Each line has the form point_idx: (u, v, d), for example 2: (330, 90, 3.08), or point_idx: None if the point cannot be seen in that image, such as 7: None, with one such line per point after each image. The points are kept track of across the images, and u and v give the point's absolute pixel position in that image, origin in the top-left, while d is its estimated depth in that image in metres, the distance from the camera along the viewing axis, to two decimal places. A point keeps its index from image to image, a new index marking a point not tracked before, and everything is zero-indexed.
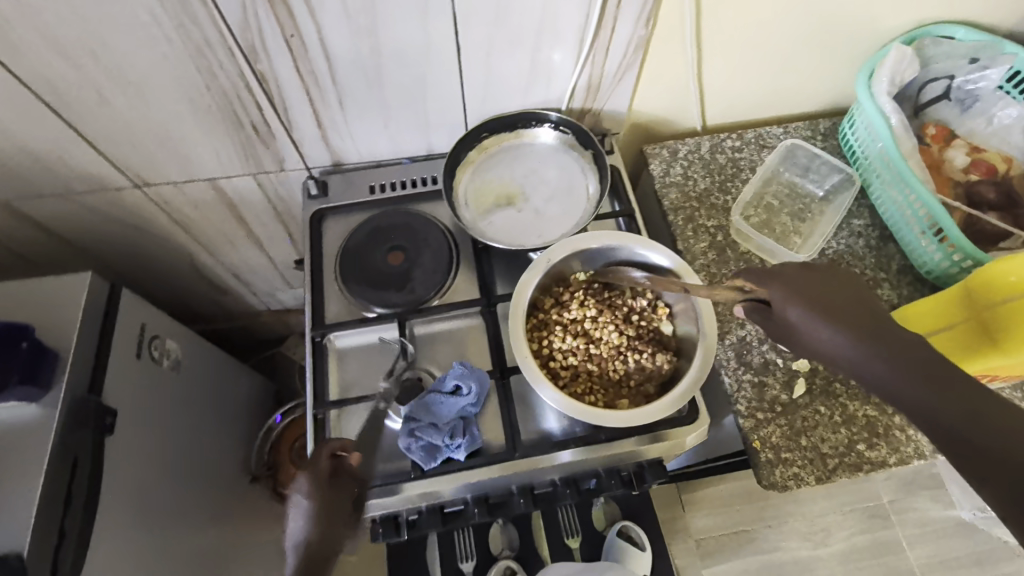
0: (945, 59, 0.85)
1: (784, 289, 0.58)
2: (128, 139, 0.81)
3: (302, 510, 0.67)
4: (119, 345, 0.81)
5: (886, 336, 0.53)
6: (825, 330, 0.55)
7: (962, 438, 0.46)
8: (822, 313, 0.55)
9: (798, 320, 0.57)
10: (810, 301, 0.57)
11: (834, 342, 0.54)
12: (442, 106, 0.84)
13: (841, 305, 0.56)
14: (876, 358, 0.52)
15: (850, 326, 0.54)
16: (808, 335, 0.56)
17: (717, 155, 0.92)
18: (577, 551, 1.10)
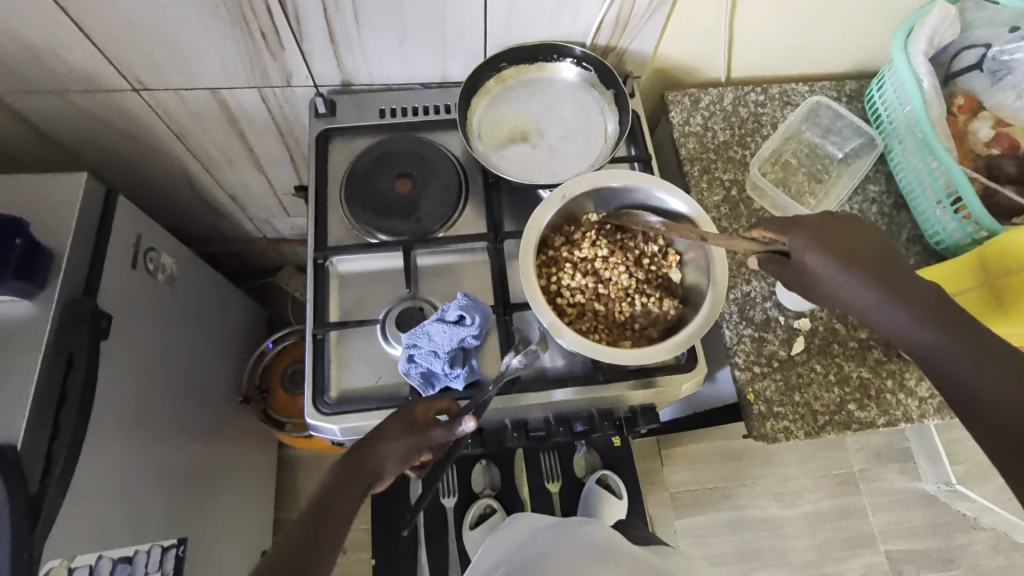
0: (985, 25, 0.84)
1: (806, 235, 0.58)
2: (128, 37, 0.76)
3: (389, 433, 0.63)
4: (115, 251, 0.80)
5: (906, 287, 0.54)
6: (847, 279, 0.55)
7: (975, 391, 0.48)
8: (845, 262, 0.56)
9: (818, 268, 0.57)
10: (834, 250, 0.56)
11: (855, 291, 0.55)
12: (462, 30, 0.80)
13: (863, 254, 0.56)
14: (897, 310, 0.53)
15: (872, 276, 0.55)
16: (827, 284, 0.57)
17: (739, 108, 0.90)
18: (556, 496, 1.13)
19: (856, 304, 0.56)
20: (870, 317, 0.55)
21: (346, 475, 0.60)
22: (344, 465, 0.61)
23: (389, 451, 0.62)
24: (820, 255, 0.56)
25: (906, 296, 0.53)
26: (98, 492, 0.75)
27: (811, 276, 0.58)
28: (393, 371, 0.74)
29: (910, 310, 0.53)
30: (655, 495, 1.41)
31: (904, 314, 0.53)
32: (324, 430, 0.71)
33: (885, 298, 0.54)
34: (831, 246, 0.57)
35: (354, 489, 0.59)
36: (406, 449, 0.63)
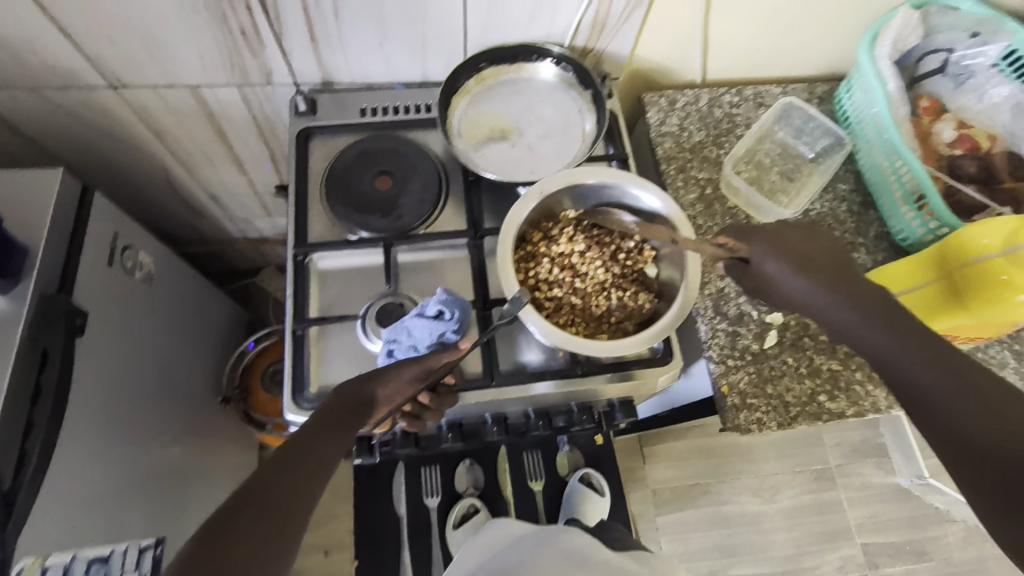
0: (948, 30, 0.86)
1: (765, 241, 0.61)
2: (105, 31, 0.76)
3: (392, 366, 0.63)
4: (91, 248, 0.80)
5: (856, 289, 0.56)
6: (799, 281, 0.58)
7: (921, 389, 0.48)
8: (797, 266, 0.58)
9: (774, 271, 0.59)
10: (788, 254, 0.59)
11: (808, 292, 0.57)
12: (442, 29, 0.81)
13: (817, 259, 0.58)
14: (846, 310, 0.55)
15: (825, 279, 0.57)
16: (784, 288, 0.59)
17: (715, 109, 0.92)
18: (539, 495, 1.13)
19: (809, 305, 0.57)
20: (823, 317, 0.56)
21: (346, 398, 0.58)
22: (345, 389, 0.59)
23: (390, 384, 0.61)
24: (774, 258, 0.59)
25: (854, 298, 0.55)
26: (76, 488, 0.74)
27: (770, 280, 0.60)
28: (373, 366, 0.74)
29: (859, 310, 0.54)
30: (636, 491, 1.43)
31: (854, 313, 0.54)
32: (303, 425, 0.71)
33: (834, 298, 0.56)
34: (786, 250, 0.60)
35: (353, 414, 0.57)
36: (405, 382, 0.63)
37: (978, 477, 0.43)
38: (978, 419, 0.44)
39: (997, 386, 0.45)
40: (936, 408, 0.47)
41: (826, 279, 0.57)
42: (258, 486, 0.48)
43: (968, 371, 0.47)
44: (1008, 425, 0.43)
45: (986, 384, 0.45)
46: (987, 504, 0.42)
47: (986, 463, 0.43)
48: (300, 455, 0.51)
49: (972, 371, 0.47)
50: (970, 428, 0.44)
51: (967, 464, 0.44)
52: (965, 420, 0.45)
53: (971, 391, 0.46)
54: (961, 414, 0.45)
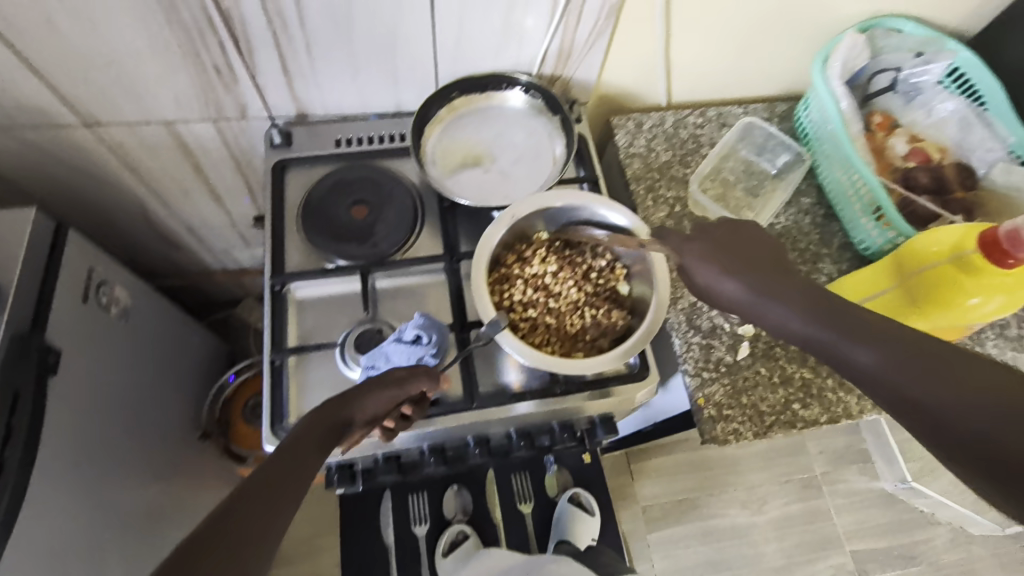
0: (894, 51, 0.91)
1: (698, 249, 0.61)
2: (78, 71, 0.77)
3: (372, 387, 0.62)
4: (65, 285, 0.79)
5: (787, 284, 0.56)
6: (732, 284, 0.58)
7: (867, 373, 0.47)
8: (727, 269, 0.59)
9: (710, 278, 0.60)
10: (718, 258, 0.60)
11: (744, 293, 0.57)
12: (412, 62, 0.83)
13: (746, 260, 0.59)
14: (782, 306, 0.54)
15: (756, 278, 0.57)
16: (721, 292, 0.59)
17: (680, 130, 0.96)
18: (529, 516, 1.12)
19: (748, 308, 0.57)
20: (765, 317, 0.56)
21: (323, 422, 0.58)
22: (324, 411, 0.58)
23: (369, 407, 0.61)
24: (707, 267, 0.60)
25: (785, 292, 0.55)
26: (51, 531, 0.72)
27: (711, 289, 0.60)
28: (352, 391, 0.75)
29: (795, 304, 0.54)
30: (626, 509, 1.43)
31: (789, 308, 0.54)
32: None
33: (768, 295, 0.56)
34: (715, 254, 0.60)
35: (329, 440, 0.57)
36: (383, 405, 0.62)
37: (960, 451, 0.41)
38: (937, 391, 0.43)
39: (942, 352, 0.44)
40: (894, 390, 0.45)
41: (759, 278, 0.57)
42: (227, 521, 0.47)
43: (910, 344, 0.46)
44: (965, 391, 0.42)
45: (932, 354, 0.45)
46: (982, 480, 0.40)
47: (960, 436, 0.41)
48: (273, 485, 0.51)
49: (916, 343, 0.46)
50: (934, 404, 0.43)
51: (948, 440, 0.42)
52: (925, 396, 0.43)
53: (922, 365, 0.44)
54: (920, 390, 0.44)
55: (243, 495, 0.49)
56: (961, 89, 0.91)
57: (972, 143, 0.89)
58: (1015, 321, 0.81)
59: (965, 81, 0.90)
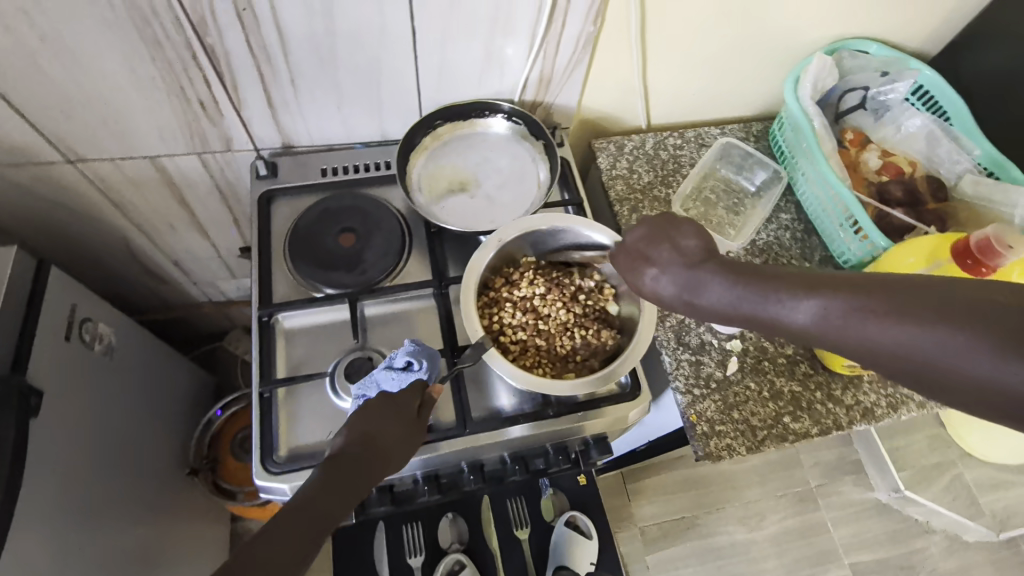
0: (861, 71, 0.95)
1: (627, 258, 0.61)
2: (62, 109, 0.77)
3: (391, 418, 0.62)
4: (46, 323, 0.78)
5: (721, 265, 0.55)
6: (667, 282, 0.57)
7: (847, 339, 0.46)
8: (659, 268, 0.58)
9: (649, 278, 0.59)
10: (643, 260, 0.60)
11: (680, 287, 0.56)
12: (396, 92, 0.85)
13: (673, 252, 0.58)
14: (717, 287, 0.54)
15: (690, 267, 0.56)
16: (659, 291, 0.58)
17: (660, 151, 0.98)
18: (526, 542, 1.09)
19: (690, 300, 0.56)
20: (711, 305, 0.55)
21: (347, 456, 0.58)
22: (348, 446, 0.59)
23: (390, 437, 0.61)
24: (640, 271, 0.60)
25: (721, 273, 0.54)
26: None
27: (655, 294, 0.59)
28: (342, 421, 0.74)
29: (738, 284, 0.52)
30: (624, 531, 1.41)
31: (729, 290, 0.53)
32: (274, 490, 0.70)
33: (702, 280, 0.55)
34: (638, 253, 0.60)
35: (356, 471, 0.57)
36: (403, 436, 0.62)
37: (939, 386, 0.42)
38: (905, 335, 0.42)
39: (893, 290, 0.44)
40: (862, 344, 0.45)
41: (691, 266, 0.56)
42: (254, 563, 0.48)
43: (856, 292, 0.46)
44: (924, 327, 0.42)
45: (885, 295, 0.44)
46: (970, 404, 0.41)
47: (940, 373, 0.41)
48: (299, 518, 0.52)
49: (864, 288, 0.45)
50: (904, 346, 0.43)
51: (924, 380, 0.43)
52: (891, 343, 0.43)
53: (877, 309, 0.44)
54: (884, 338, 0.43)
55: (270, 532, 0.50)
56: (925, 105, 0.95)
57: (941, 156, 0.92)
58: None
59: (928, 97, 0.95)
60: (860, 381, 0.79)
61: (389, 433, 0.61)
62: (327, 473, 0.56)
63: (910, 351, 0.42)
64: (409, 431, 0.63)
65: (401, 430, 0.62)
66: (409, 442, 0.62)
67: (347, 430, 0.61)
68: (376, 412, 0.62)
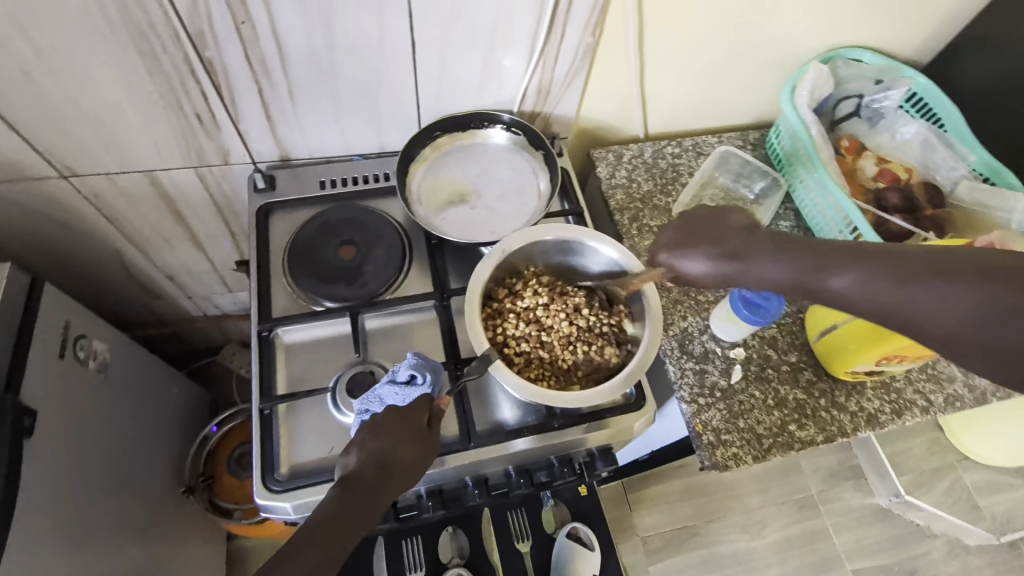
0: (856, 79, 0.96)
1: (671, 243, 0.65)
2: (56, 123, 0.76)
3: (403, 433, 0.61)
4: (39, 341, 0.77)
5: (765, 245, 0.59)
6: (711, 262, 0.61)
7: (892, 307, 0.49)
8: (704, 250, 0.62)
9: (692, 259, 0.63)
10: (688, 243, 0.64)
11: (727, 266, 0.60)
12: (395, 104, 0.84)
13: (721, 234, 0.62)
14: (767, 265, 0.58)
15: (738, 248, 0.60)
16: (707, 272, 0.62)
17: (659, 160, 0.98)
18: (527, 555, 1.07)
19: (735, 276, 0.61)
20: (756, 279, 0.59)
21: (362, 474, 0.57)
22: (362, 464, 0.58)
23: (404, 453, 0.60)
24: (681, 254, 0.63)
25: (763, 250, 0.59)
26: None
27: (699, 276, 0.63)
28: (345, 437, 0.73)
29: (785, 258, 0.57)
30: (626, 541, 1.40)
31: (776, 265, 0.57)
32: (275, 509, 0.68)
33: (749, 260, 0.59)
34: (685, 238, 0.64)
35: (372, 488, 0.56)
36: (416, 451, 0.61)
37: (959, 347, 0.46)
38: (934, 303, 0.47)
39: (928, 261, 0.48)
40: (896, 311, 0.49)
41: (738, 248, 0.60)
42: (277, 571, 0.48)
43: (893, 265, 0.50)
44: (950, 295, 0.46)
45: (920, 266, 0.48)
46: (985, 366, 0.45)
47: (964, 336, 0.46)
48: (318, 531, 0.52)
49: (900, 260, 0.50)
50: (932, 312, 0.47)
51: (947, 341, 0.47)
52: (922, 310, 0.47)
53: (910, 281, 0.48)
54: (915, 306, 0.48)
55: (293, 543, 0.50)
56: (919, 113, 0.96)
57: (936, 162, 0.94)
58: None
59: (923, 105, 0.95)
60: (864, 388, 0.79)
61: (402, 451, 0.60)
62: (341, 493, 0.55)
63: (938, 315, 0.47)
64: (421, 446, 0.61)
65: (414, 448, 0.61)
66: (421, 457, 0.61)
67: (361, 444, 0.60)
68: (388, 427, 0.61)
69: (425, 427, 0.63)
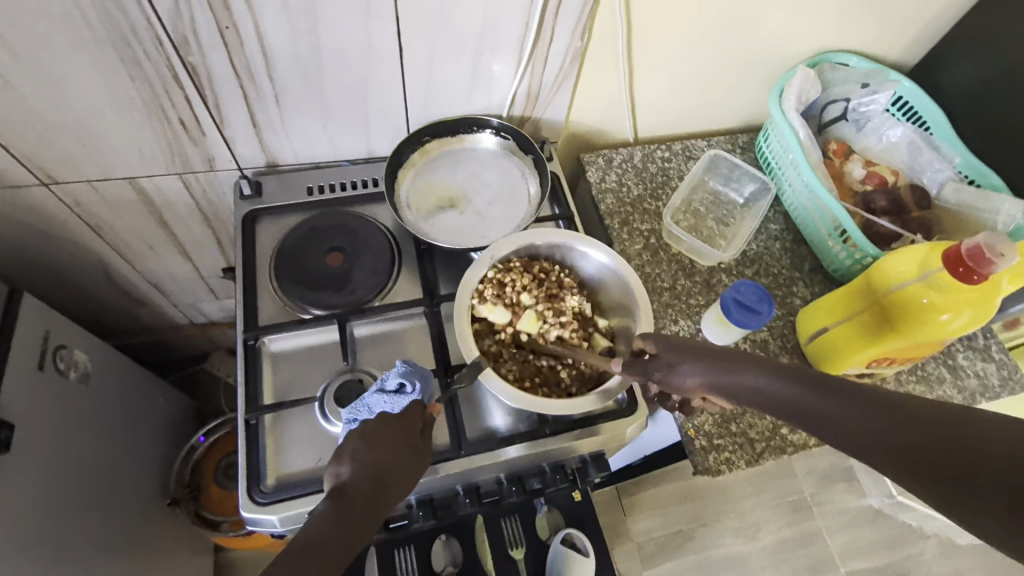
0: (842, 83, 0.97)
1: (661, 357, 0.59)
2: (34, 130, 0.75)
3: (395, 443, 0.60)
4: (19, 352, 0.75)
5: (748, 361, 0.52)
6: (701, 375, 0.54)
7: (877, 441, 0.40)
8: (694, 359, 0.56)
9: (680, 369, 0.57)
10: (678, 354, 0.58)
11: (706, 376, 0.54)
12: (384, 110, 0.84)
13: (718, 350, 0.55)
14: (750, 376, 0.51)
15: (714, 363, 0.54)
16: (685, 377, 0.56)
17: (649, 164, 0.98)
18: (521, 562, 1.05)
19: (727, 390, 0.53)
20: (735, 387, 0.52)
21: (355, 486, 0.55)
22: (355, 475, 0.56)
23: (397, 464, 0.59)
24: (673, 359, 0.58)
25: (754, 363, 0.51)
26: None
27: (686, 387, 0.57)
28: (334, 446, 0.71)
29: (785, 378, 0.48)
30: (620, 547, 1.39)
31: (772, 380, 0.49)
32: (262, 522, 0.67)
33: (727, 372, 0.52)
34: (676, 347, 0.59)
35: (366, 503, 0.54)
36: (408, 461, 0.60)
37: (943, 489, 0.36)
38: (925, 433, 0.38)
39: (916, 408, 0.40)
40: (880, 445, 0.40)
41: (719, 358, 0.54)
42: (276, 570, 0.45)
43: (888, 400, 0.41)
44: (948, 437, 0.37)
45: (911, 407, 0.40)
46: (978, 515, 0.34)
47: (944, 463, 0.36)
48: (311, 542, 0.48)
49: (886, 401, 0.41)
50: (921, 438, 0.38)
51: (935, 481, 0.36)
52: (913, 440, 0.38)
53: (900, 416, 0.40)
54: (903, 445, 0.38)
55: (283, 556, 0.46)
56: (905, 116, 0.97)
57: (922, 164, 0.94)
58: (980, 333, 0.86)
59: (908, 108, 0.96)
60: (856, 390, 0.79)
61: (397, 463, 0.59)
62: (334, 506, 0.52)
63: (927, 448, 0.37)
64: (410, 454, 0.60)
65: (408, 459, 0.60)
66: (412, 464, 0.60)
67: (353, 456, 0.58)
68: (379, 435, 0.60)
69: (415, 434, 0.62)
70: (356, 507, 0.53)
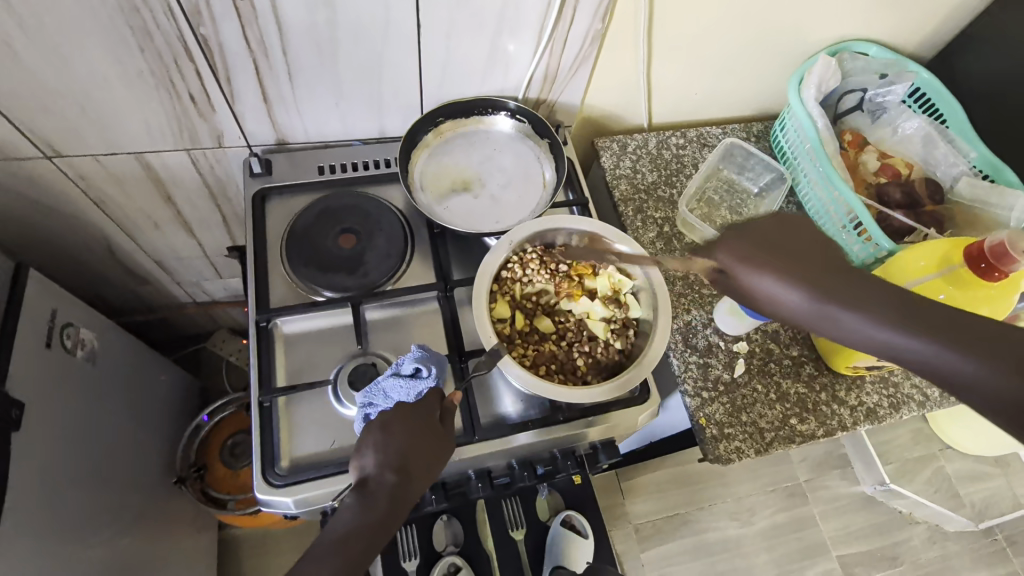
0: (861, 73, 0.95)
1: (744, 260, 0.51)
2: (39, 101, 0.72)
3: (417, 432, 0.60)
4: (27, 329, 0.74)
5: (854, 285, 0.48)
6: (809, 297, 0.48)
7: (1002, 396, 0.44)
8: (789, 275, 0.49)
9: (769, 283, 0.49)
10: (766, 262, 0.50)
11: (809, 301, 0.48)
12: (398, 89, 0.82)
13: (818, 265, 0.49)
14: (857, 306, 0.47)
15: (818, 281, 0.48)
16: (770, 299, 0.50)
17: (663, 151, 0.97)
18: (522, 544, 1.07)
19: (823, 318, 0.48)
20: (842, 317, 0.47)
21: (380, 481, 0.56)
22: (379, 469, 0.56)
23: (421, 453, 0.59)
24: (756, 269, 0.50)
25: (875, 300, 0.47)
26: None
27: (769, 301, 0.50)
28: (349, 430, 0.71)
29: (894, 318, 0.47)
30: (618, 529, 1.42)
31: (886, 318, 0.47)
32: (275, 503, 0.67)
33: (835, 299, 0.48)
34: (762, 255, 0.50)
35: (392, 497, 0.55)
36: (432, 450, 0.60)
37: None
38: None
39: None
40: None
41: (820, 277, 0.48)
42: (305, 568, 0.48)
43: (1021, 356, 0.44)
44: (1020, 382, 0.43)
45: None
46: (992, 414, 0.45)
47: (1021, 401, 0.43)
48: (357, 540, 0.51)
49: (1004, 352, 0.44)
50: None
51: None
52: None
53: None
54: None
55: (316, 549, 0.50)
56: (921, 109, 0.97)
57: (936, 158, 0.93)
58: None
59: (925, 101, 0.96)
60: (864, 382, 0.80)
61: (421, 450, 0.59)
62: (358, 500, 0.54)
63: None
64: (433, 443, 0.60)
65: (432, 447, 0.60)
66: (437, 451, 0.60)
67: (375, 446, 0.58)
68: (398, 425, 0.60)
69: (435, 420, 0.62)
70: (382, 503, 0.54)
